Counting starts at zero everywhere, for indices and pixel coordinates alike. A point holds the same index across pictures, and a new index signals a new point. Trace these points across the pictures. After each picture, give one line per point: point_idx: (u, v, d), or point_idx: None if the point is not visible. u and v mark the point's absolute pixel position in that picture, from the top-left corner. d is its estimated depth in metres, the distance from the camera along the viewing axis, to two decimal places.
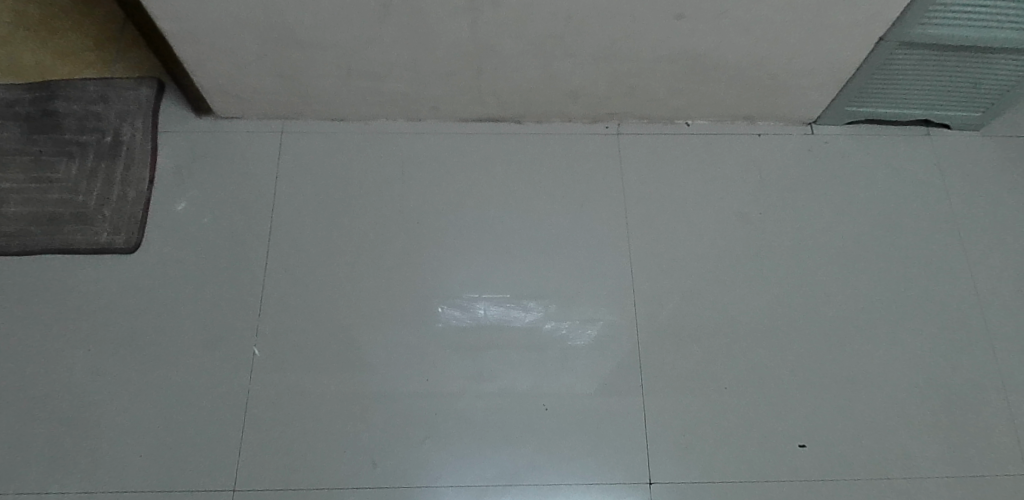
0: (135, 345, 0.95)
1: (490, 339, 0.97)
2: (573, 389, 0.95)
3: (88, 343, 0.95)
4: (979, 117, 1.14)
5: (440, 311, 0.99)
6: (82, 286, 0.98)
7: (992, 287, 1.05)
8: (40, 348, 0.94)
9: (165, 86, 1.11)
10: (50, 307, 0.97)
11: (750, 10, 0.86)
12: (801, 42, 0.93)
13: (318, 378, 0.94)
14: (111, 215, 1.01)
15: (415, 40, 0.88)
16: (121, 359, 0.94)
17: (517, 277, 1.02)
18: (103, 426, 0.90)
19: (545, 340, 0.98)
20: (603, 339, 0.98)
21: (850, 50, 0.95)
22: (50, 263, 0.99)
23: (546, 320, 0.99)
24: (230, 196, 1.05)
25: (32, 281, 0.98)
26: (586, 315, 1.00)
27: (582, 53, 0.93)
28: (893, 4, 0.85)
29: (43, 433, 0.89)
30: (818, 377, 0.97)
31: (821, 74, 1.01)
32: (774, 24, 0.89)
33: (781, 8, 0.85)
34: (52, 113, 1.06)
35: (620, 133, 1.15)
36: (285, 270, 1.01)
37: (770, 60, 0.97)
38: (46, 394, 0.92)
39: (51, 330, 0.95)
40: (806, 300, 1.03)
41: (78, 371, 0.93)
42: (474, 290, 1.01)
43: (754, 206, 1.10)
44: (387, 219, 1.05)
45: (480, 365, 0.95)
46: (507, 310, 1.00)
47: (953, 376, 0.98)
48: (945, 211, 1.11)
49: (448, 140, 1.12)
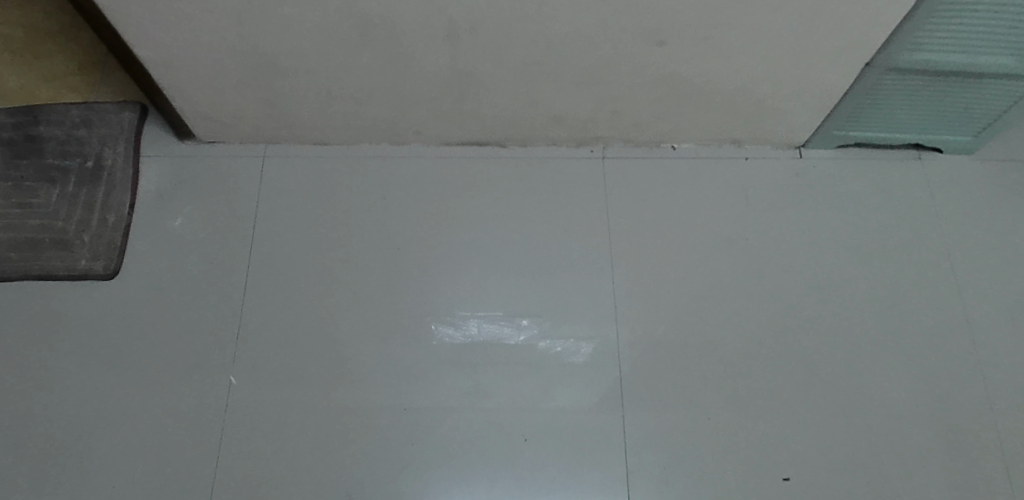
0: (123, 368, 0.97)
1: (482, 356, 0.98)
2: (567, 407, 0.95)
3: (76, 367, 0.97)
4: (972, 142, 1.13)
5: (434, 329, 1.01)
6: (70, 311, 1.00)
7: (982, 314, 1.04)
8: (29, 372, 0.96)
9: (148, 110, 1.12)
10: (39, 331, 0.99)
11: (720, 40, 0.87)
12: (777, 69, 0.94)
13: (298, 402, 0.95)
14: (91, 241, 1.03)
15: (394, 67, 0.90)
16: (108, 382, 0.96)
17: (505, 294, 1.04)
18: (90, 449, 0.92)
19: (541, 358, 0.98)
20: (599, 356, 0.99)
21: (828, 77, 0.96)
22: (39, 288, 1.01)
23: (540, 339, 1.00)
24: (212, 221, 1.07)
25: (20, 305, 1.00)
26: (580, 333, 1.01)
27: (564, 79, 0.93)
28: (864, 33, 0.86)
29: (31, 456, 0.91)
30: (800, 405, 0.97)
31: (799, 102, 1.02)
32: (746, 54, 0.90)
33: (751, 37, 0.87)
34: (35, 138, 1.07)
35: (605, 156, 1.15)
36: (268, 295, 1.02)
37: (748, 87, 0.98)
38: (35, 417, 0.93)
39: (40, 354, 0.97)
40: (790, 327, 1.02)
41: (67, 394, 0.95)
42: (468, 309, 1.02)
43: (740, 230, 1.10)
44: (370, 244, 1.06)
45: (476, 381, 0.97)
46: (500, 327, 1.01)
47: (941, 405, 0.97)
48: (936, 237, 1.10)
49: (433, 165, 1.12)
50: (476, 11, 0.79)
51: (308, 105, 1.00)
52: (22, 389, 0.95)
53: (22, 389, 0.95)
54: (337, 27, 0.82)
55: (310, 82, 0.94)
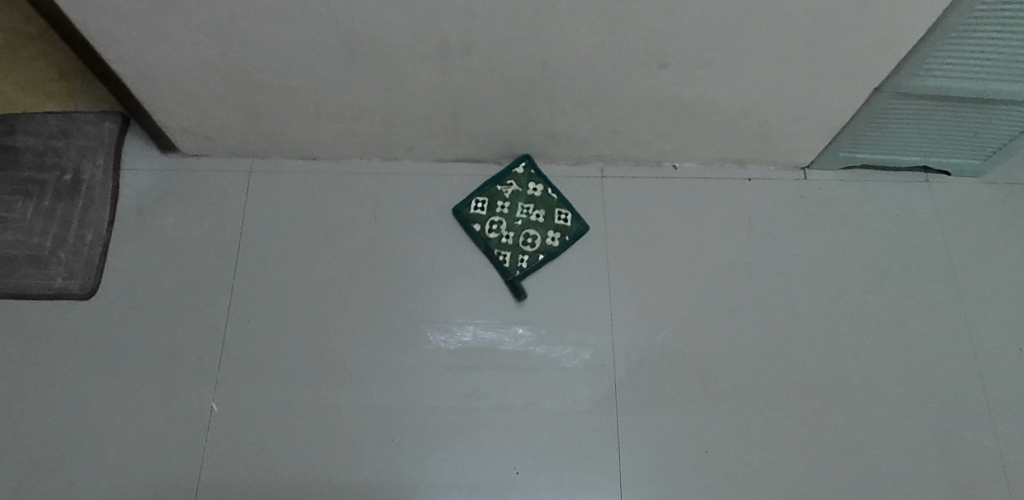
0: (107, 389, 0.95)
1: (480, 362, 0.98)
2: (561, 409, 0.95)
3: (61, 387, 0.95)
4: (981, 165, 1.11)
5: (428, 336, 0.99)
6: (57, 328, 0.98)
7: (987, 345, 1.01)
8: (12, 394, 0.94)
9: (129, 121, 1.12)
10: (22, 350, 0.96)
11: (716, 64, 0.86)
12: (776, 93, 0.92)
13: (285, 429, 0.93)
14: (67, 258, 1.02)
15: (387, 84, 0.90)
16: (93, 404, 0.94)
17: (499, 308, 1.01)
18: (72, 474, 0.90)
19: (538, 363, 0.98)
20: (597, 362, 0.98)
21: (828, 101, 0.94)
22: (27, 304, 0.99)
23: (537, 344, 0.99)
24: (194, 239, 1.05)
25: (3, 323, 0.98)
26: (578, 340, 1.00)
27: (562, 98, 0.93)
28: (866, 60, 0.85)
29: (9, 481, 0.88)
30: (798, 439, 0.95)
31: (796, 126, 1.00)
32: (743, 78, 0.89)
33: (748, 61, 0.85)
34: (11, 148, 1.07)
35: (605, 174, 1.11)
36: (256, 315, 1.00)
37: (746, 110, 0.96)
38: (16, 440, 0.91)
39: (24, 375, 0.95)
40: (788, 354, 1.00)
41: (50, 416, 0.93)
42: (467, 314, 1.01)
43: (742, 255, 1.07)
44: (360, 263, 1.04)
45: (475, 383, 0.96)
46: (497, 334, 1.00)
47: (943, 440, 0.95)
48: (944, 264, 1.07)
49: (426, 182, 1.10)
50: (470, 31, 0.80)
51: (299, 120, 0.99)
52: (4, 411, 0.93)
53: (6, 411, 0.93)
54: (326, 45, 0.82)
55: (302, 97, 0.93)
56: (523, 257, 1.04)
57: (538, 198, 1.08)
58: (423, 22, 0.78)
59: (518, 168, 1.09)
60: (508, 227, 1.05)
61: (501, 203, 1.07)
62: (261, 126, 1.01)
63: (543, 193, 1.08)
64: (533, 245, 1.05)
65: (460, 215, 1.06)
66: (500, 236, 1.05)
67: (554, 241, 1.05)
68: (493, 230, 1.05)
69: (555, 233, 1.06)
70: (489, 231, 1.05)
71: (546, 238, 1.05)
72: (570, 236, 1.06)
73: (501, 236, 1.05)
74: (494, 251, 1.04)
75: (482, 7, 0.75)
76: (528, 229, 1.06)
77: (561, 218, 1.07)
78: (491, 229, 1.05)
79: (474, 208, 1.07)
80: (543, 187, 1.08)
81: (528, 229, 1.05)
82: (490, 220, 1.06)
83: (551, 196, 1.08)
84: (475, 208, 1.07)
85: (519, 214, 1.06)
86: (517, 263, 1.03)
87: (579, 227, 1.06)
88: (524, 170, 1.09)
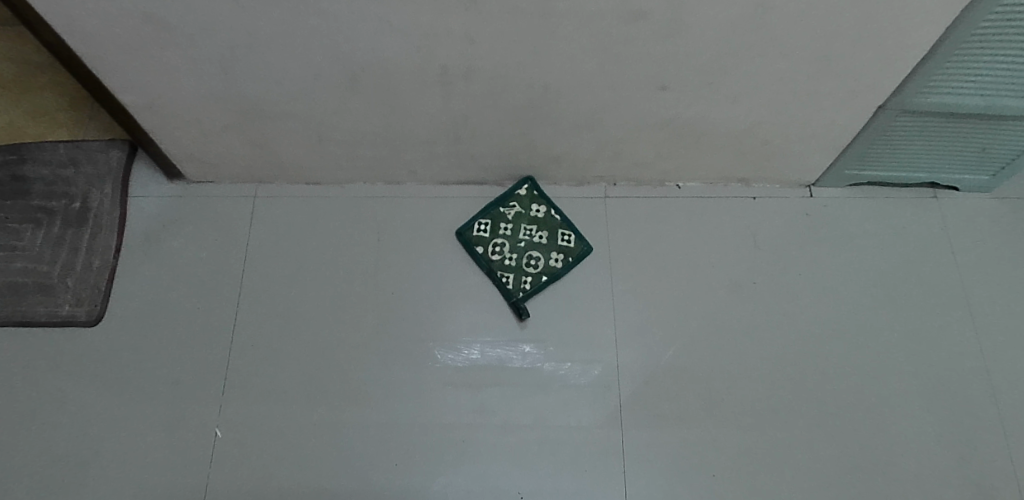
0: (113, 417, 0.95)
1: (487, 381, 0.97)
2: (569, 428, 0.94)
3: (65, 413, 0.95)
4: (989, 181, 1.09)
5: (436, 356, 0.99)
6: (63, 355, 0.99)
7: (999, 361, 0.99)
8: (16, 420, 0.94)
9: (137, 149, 1.14)
10: (28, 376, 0.97)
11: (716, 83, 0.86)
12: (776, 111, 0.92)
13: (288, 452, 0.93)
14: (74, 284, 1.03)
15: (389, 109, 0.91)
16: (97, 430, 0.94)
17: (505, 328, 1.01)
18: None
19: (545, 383, 0.97)
20: (603, 381, 0.97)
21: (829, 119, 0.94)
22: (33, 331, 1.00)
23: (545, 362, 0.98)
24: (199, 264, 1.06)
25: (11, 352, 0.99)
26: (585, 359, 0.99)
27: (563, 120, 0.94)
28: (868, 77, 0.85)
29: None
30: (807, 460, 0.93)
31: (797, 145, 1.00)
32: (744, 96, 0.88)
33: (748, 79, 0.85)
34: (20, 177, 1.09)
35: (608, 194, 1.11)
36: (260, 340, 1.00)
37: (747, 129, 0.96)
38: (21, 467, 0.91)
39: (29, 401, 0.96)
40: (797, 372, 0.99)
41: (55, 442, 0.93)
42: (473, 333, 1.01)
43: (748, 274, 1.06)
44: (364, 286, 1.04)
45: (481, 403, 0.96)
46: (503, 353, 0.99)
47: (958, 461, 0.93)
48: (955, 280, 1.06)
49: (430, 205, 1.10)
50: (468, 57, 0.81)
51: (302, 145, 1.00)
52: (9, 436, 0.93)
53: (10, 437, 0.93)
54: (329, 72, 0.83)
55: (306, 123, 0.94)
56: (526, 279, 1.04)
57: (541, 219, 1.08)
58: (423, 50, 0.79)
59: (520, 190, 1.09)
60: (511, 249, 1.05)
61: (504, 225, 1.07)
62: (266, 152, 1.02)
63: (545, 215, 1.08)
64: (536, 267, 1.04)
65: (462, 237, 1.06)
66: (502, 257, 1.05)
67: (557, 262, 1.05)
68: (496, 252, 1.05)
69: (558, 254, 1.05)
70: (491, 253, 1.05)
71: (549, 259, 1.05)
72: (572, 257, 1.05)
73: (505, 257, 1.05)
74: (496, 272, 1.04)
75: (481, 33, 0.76)
76: (532, 251, 1.06)
77: (564, 239, 1.06)
78: (494, 251, 1.05)
79: (477, 229, 1.07)
80: (546, 208, 1.08)
81: (531, 251, 1.05)
82: (493, 242, 1.06)
83: (554, 218, 1.08)
84: (477, 230, 1.07)
85: (523, 235, 1.06)
86: (522, 285, 1.03)
87: (582, 248, 1.06)
88: (526, 193, 1.09)
